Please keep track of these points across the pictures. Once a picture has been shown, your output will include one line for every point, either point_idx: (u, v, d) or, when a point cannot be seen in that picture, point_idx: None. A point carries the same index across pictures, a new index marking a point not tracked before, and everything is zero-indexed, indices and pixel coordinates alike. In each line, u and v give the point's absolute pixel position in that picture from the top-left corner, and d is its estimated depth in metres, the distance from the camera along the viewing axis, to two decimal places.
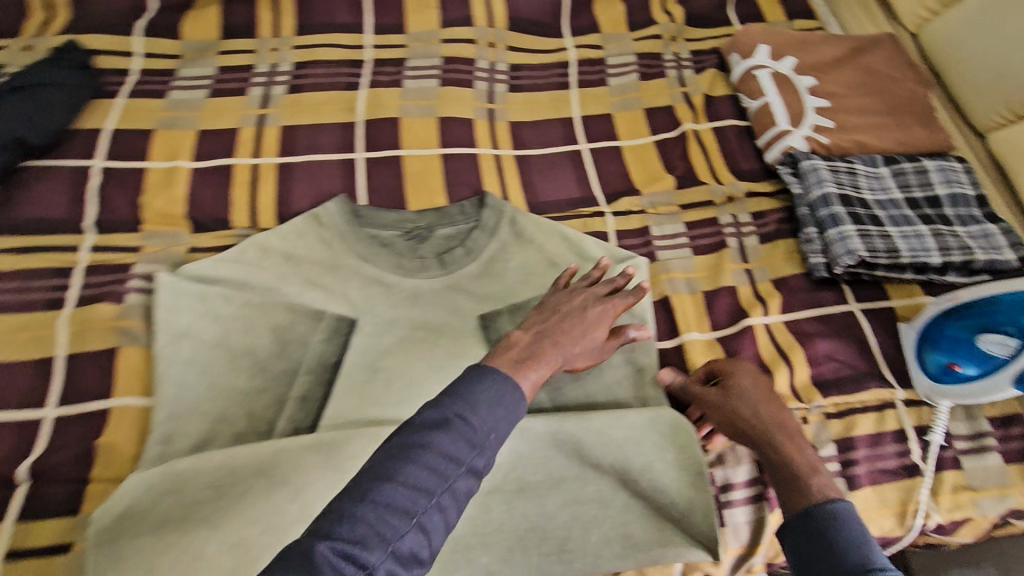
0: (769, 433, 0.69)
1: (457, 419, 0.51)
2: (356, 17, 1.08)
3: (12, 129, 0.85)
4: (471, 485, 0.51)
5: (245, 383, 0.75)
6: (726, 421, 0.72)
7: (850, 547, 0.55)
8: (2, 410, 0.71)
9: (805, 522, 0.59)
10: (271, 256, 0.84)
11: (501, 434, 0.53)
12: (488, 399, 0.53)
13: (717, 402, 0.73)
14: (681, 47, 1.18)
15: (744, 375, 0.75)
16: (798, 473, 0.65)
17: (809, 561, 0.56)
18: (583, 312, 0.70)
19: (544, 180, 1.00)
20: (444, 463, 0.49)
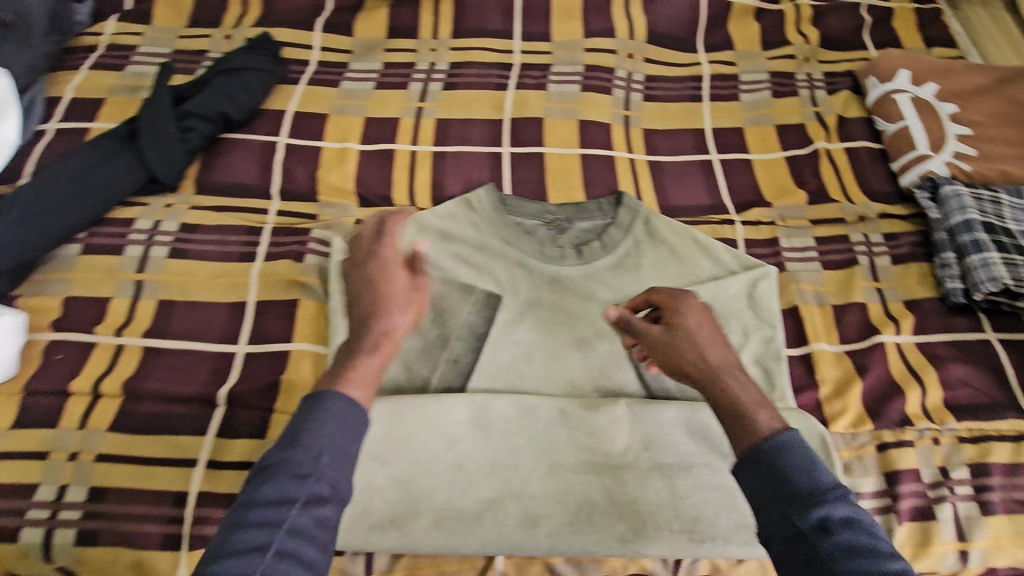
0: (718, 373, 0.62)
1: (279, 465, 0.52)
2: (506, 24, 1.17)
3: (218, 105, 0.97)
4: (323, 514, 0.51)
5: (406, 341, 0.83)
6: (664, 355, 0.65)
7: (806, 470, 0.52)
8: (202, 342, 0.81)
9: (758, 459, 0.54)
10: (428, 232, 0.93)
11: (330, 454, 0.53)
12: (311, 425, 0.54)
13: (662, 339, 0.65)
14: (814, 68, 1.20)
15: (686, 308, 0.67)
16: (745, 411, 0.58)
17: (767, 495, 0.52)
18: (361, 274, 0.67)
19: (676, 185, 1.04)
20: (266, 512, 0.50)
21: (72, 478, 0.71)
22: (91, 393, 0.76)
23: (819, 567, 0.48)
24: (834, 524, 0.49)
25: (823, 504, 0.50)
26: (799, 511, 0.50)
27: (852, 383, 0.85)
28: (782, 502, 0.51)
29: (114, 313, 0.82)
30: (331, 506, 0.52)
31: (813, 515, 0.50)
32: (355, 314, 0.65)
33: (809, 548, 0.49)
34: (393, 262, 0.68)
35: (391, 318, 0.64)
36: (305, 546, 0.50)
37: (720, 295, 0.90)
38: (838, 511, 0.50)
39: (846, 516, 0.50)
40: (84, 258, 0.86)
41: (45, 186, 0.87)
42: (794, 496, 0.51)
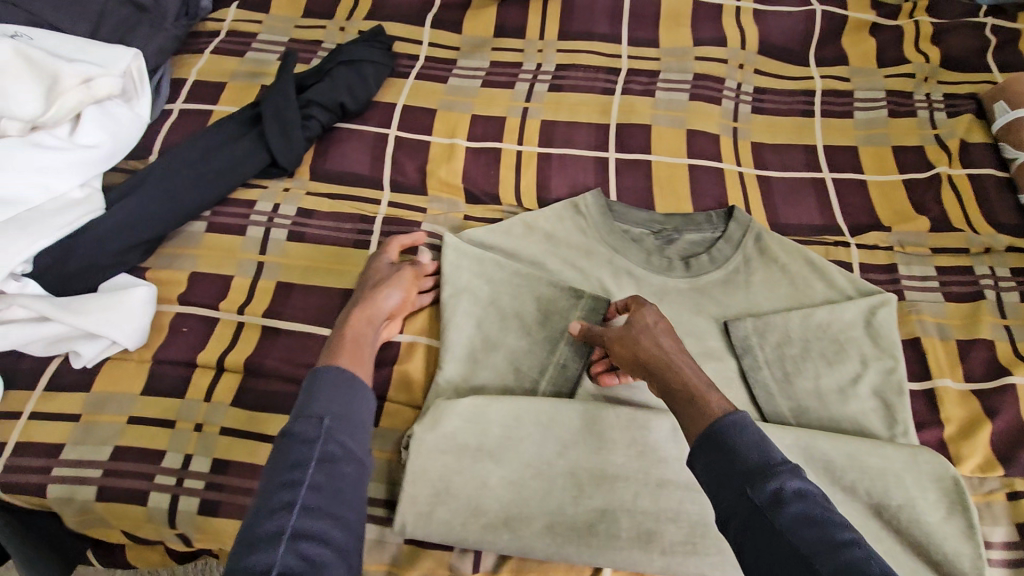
0: (671, 360, 0.64)
1: (293, 436, 0.56)
2: (614, 28, 1.15)
3: (337, 96, 0.99)
4: (341, 470, 0.55)
5: (514, 342, 0.82)
6: (620, 351, 0.70)
7: (758, 447, 0.52)
8: (318, 326, 0.83)
9: (709, 443, 0.54)
10: (534, 233, 0.92)
11: (335, 416, 0.57)
12: (314, 393, 0.58)
13: (619, 336, 0.70)
14: (934, 88, 1.13)
15: (649, 308, 0.72)
16: (696, 394, 0.59)
17: (720, 479, 0.52)
18: (369, 271, 0.82)
19: (786, 203, 1.01)
20: (288, 474, 0.53)
21: (196, 448, 0.74)
22: (216, 366, 0.79)
23: (777, 539, 0.48)
24: (789, 496, 0.49)
25: (775, 477, 0.50)
26: (756, 487, 0.50)
27: (980, 426, 0.82)
28: (738, 480, 0.51)
29: (236, 292, 0.85)
30: (347, 463, 0.55)
31: (768, 487, 0.50)
32: (352, 302, 0.77)
33: (771, 521, 0.48)
34: (384, 261, 0.83)
35: (371, 298, 0.76)
36: (328, 502, 0.53)
37: (836, 319, 0.87)
38: (791, 482, 0.50)
39: (799, 488, 0.50)
40: (209, 237, 0.90)
41: (176, 164, 0.91)
42: (749, 473, 0.51)
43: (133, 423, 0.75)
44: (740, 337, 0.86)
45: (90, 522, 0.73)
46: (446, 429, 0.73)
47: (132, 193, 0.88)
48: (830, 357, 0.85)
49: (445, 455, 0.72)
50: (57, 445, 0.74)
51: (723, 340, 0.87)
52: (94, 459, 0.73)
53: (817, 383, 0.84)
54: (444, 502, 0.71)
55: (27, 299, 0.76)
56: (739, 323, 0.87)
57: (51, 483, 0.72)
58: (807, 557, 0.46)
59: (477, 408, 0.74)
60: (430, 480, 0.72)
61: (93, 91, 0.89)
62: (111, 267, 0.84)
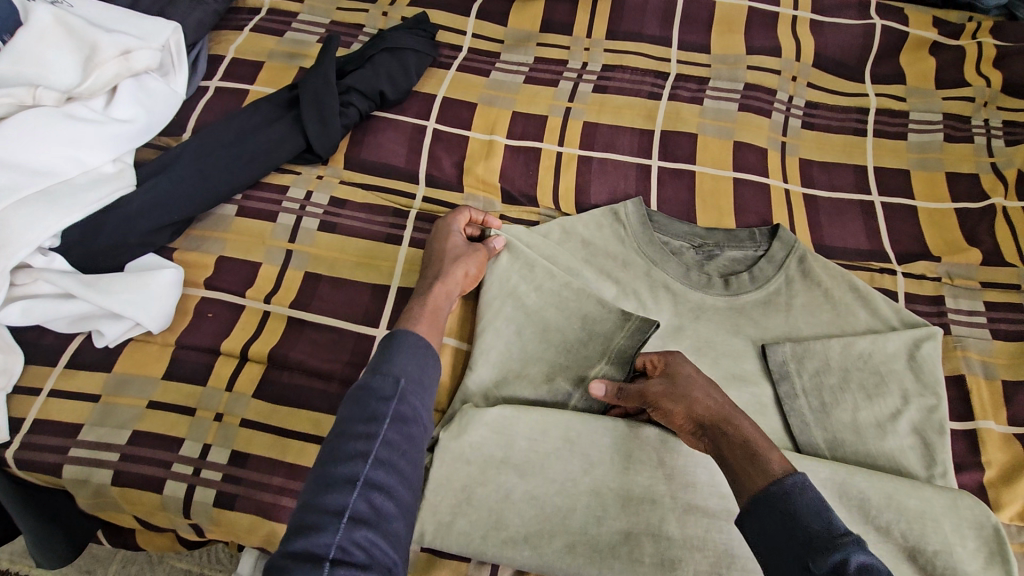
0: (728, 413, 0.64)
1: (371, 389, 0.59)
2: (664, 30, 1.11)
3: (378, 84, 0.97)
4: (411, 431, 0.58)
5: (543, 352, 0.80)
6: (671, 409, 0.67)
7: (820, 515, 0.51)
8: (346, 321, 0.81)
9: (763, 506, 0.53)
10: (571, 239, 0.90)
11: (410, 377, 0.60)
12: (392, 352, 0.61)
13: (668, 393, 0.68)
14: (993, 114, 1.08)
15: (683, 359, 0.71)
16: (757, 450, 0.59)
17: (779, 547, 0.50)
18: (441, 238, 0.83)
19: (831, 224, 0.97)
20: (364, 425, 0.56)
21: (216, 438, 0.72)
22: (240, 355, 0.77)
23: None
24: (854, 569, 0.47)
25: (837, 549, 0.48)
26: (818, 559, 0.48)
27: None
28: (797, 548, 0.49)
29: (263, 280, 0.83)
30: (415, 425, 0.59)
31: (830, 558, 0.48)
32: (429, 271, 0.79)
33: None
34: (456, 231, 0.84)
35: (447, 271, 0.78)
36: (397, 458, 0.57)
37: (878, 350, 0.83)
38: (856, 554, 0.48)
39: (863, 561, 0.48)
40: (239, 221, 0.88)
41: (211, 144, 0.89)
42: (809, 542, 0.49)
43: (153, 408, 0.74)
44: (778, 361, 0.82)
45: (104, 505, 0.72)
46: (471, 439, 0.71)
47: (166, 170, 0.86)
48: (870, 390, 0.81)
49: (470, 465, 0.70)
50: (76, 425, 0.73)
51: (758, 363, 0.83)
52: (112, 443, 0.71)
53: (855, 417, 0.80)
54: (464, 513, 0.69)
55: (53, 275, 0.75)
56: (776, 347, 0.83)
57: (68, 464, 0.71)
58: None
59: (505, 419, 0.72)
60: (452, 489, 0.70)
61: (130, 63, 0.87)
62: (138, 247, 0.82)
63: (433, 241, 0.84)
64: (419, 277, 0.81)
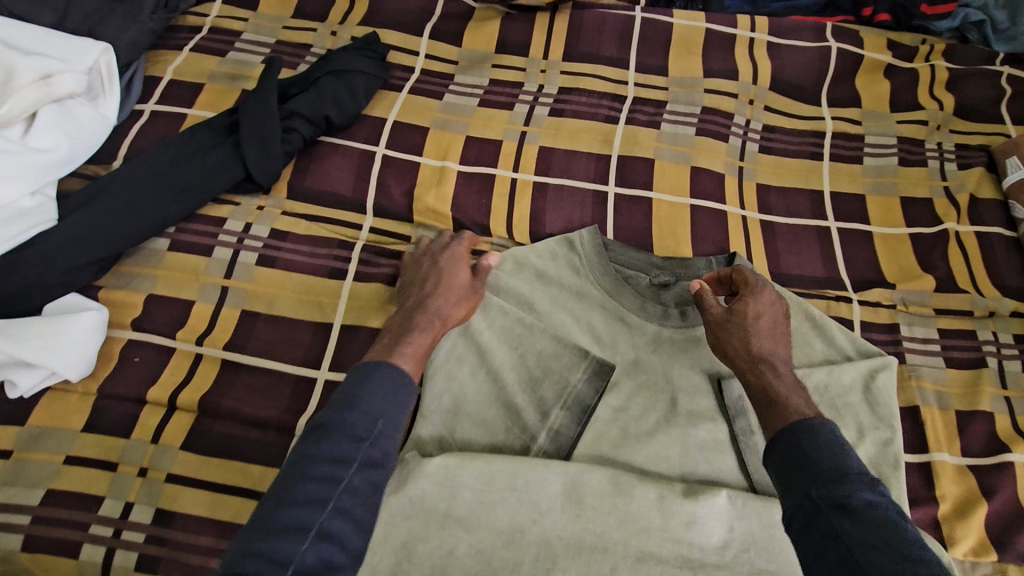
0: (759, 362, 0.72)
1: (345, 425, 0.59)
2: (621, 52, 1.10)
3: (324, 108, 0.93)
4: (376, 478, 0.58)
5: (491, 392, 0.77)
6: (716, 336, 0.76)
7: (833, 456, 0.58)
8: (285, 363, 0.76)
9: (787, 441, 0.62)
10: (523, 270, 0.87)
11: (387, 420, 0.61)
12: (369, 391, 0.61)
13: (722, 321, 0.76)
14: (945, 137, 1.10)
15: (756, 301, 0.77)
16: (777, 398, 0.68)
17: (793, 476, 0.59)
18: (446, 268, 0.80)
19: (789, 251, 0.96)
20: (328, 468, 0.56)
21: (139, 496, 0.67)
22: (167, 404, 0.72)
23: (832, 535, 0.53)
24: (854, 498, 0.54)
25: (841, 482, 0.56)
26: (823, 489, 0.56)
27: (975, 506, 0.77)
28: (806, 480, 0.57)
29: (196, 319, 0.78)
30: (380, 474, 0.59)
31: (834, 491, 0.55)
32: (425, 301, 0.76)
33: (830, 519, 0.54)
34: (460, 264, 0.81)
35: (447, 313, 0.76)
36: (357, 507, 0.57)
37: (835, 382, 0.82)
38: (859, 491, 0.55)
39: (865, 496, 0.55)
40: (172, 256, 0.83)
41: (141, 173, 0.84)
42: (818, 475, 0.57)
43: (71, 463, 0.68)
44: (734, 397, 0.78)
45: (14, 572, 0.67)
46: (411, 491, 0.67)
47: (88, 206, 0.80)
48: None
49: (409, 520, 0.66)
50: None
51: (715, 398, 0.79)
52: (24, 504, 0.66)
53: None
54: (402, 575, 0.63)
55: None
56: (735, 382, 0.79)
57: None
58: (856, 550, 0.51)
59: (448, 470, 0.68)
60: (390, 547, 0.64)
61: (50, 88, 0.82)
62: (59, 287, 0.77)
63: (438, 266, 0.80)
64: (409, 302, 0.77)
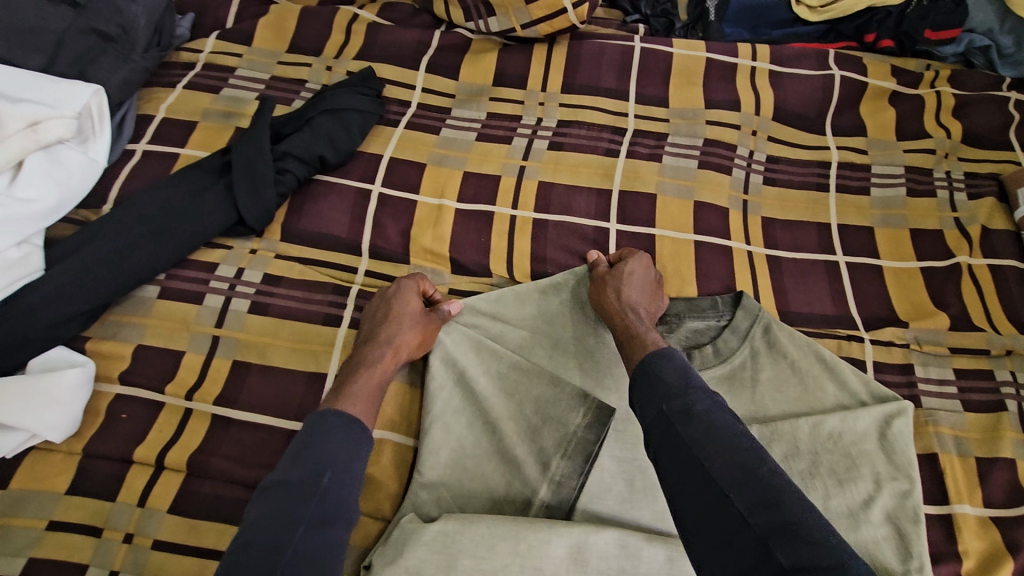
0: (625, 309, 0.78)
1: (293, 481, 0.57)
2: (621, 83, 1.08)
3: (318, 147, 0.91)
4: (331, 537, 0.55)
5: (490, 444, 0.74)
6: (594, 290, 0.82)
7: (679, 375, 0.65)
8: (277, 417, 0.73)
9: (640, 367, 0.68)
10: (523, 310, 0.84)
11: (335, 472, 0.58)
12: (315, 443, 0.60)
13: (600, 278, 0.82)
14: (954, 166, 1.07)
15: (637, 262, 0.83)
16: (635, 336, 0.74)
17: (647, 396, 0.65)
18: (398, 300, 0.79)
19: (797, 288, 0.93)
20: (275, 535, 0.53)
21: (124, 564, 0.64)
22: (155, 463, 0.70)
23: (680, 441, 0.60)
24: (697, 406, 0.61)
25: (686, 395, 0.63)
26: (670, 403, 0.63)
27: (1002, 563, 0.73)
28: (657, 397, 0.64)
29: (186, 371, 0.76)
30: (336, 531, 0.56)
31: (678, 402, 0.62)
32: (375, 336, 0.75)
33: (679, 426, 0.61)
34: (412, 295, 0.80)
35: (399, 341, 0.75)
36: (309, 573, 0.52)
37: (849, 428, 0.79)
38: (701, 398, 0.62)
39: (705, 402, 0.62)
40: (161, 304, 0.80)
41: (131, 219, 0.82)
42: (666, 393, 0.64)
43: (53, 529, 0.65)
44: None
45: None
46: (409, 561, 0.63)
47: (78, 254, 0.78)
48: (841, 475, 0.76)
49: None
50: None
51: None
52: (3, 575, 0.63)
53: (825, 505, 0.75)
54: None
55: None
56: None
57: None
58: (701, 452, 0.58)
59: (447, 536, 0.64)
60: None
61: (38, 135, 0.80)
62: (44, 340, 0.74)
63: (391, 298, 0.79)
64: (361, 338, 0.77)
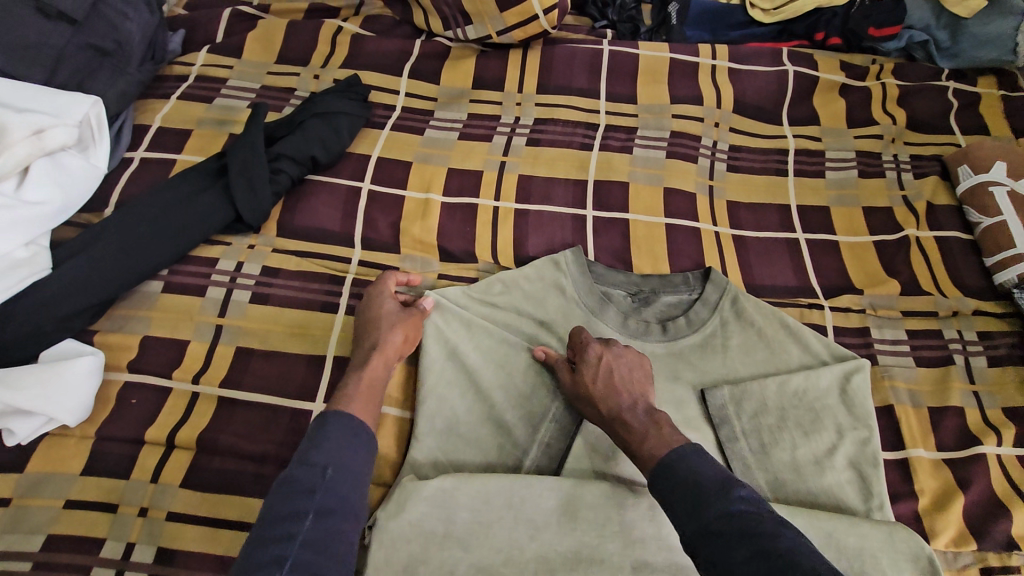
0: (616, 421, 0.73)
1: (296, 479, 0.59)
2: (592, 83, 1.16)
3: (310, 149, 0.97)
4: (335, 525, 0.58)
5: (483, 413, 0.80)
6: (579, 406, 0.78)
7: (688, 483, 0.62)
8: (281, 397, 0.78)
9: (663, 476, 0.65)
10: (510, 292, 0.89)
11: (337, 467, 0.61)
12: (316, 441, 0.62)
13: (572, 397, 0.77)
14: (900, 149, 1.17)
15: (591, 362, 0.77)
16: (638, 452, 0.69)
17: (675, 502, 0.62)
18: (376, 304, 0.82)
19: (761, 264, 1.01)
20: (285, 526, 0.56)
21: (140, 536, 0.68)
22: (166, 443, 0.74)
23: (722, 547, 0.57)
24: (716, 518, 0.58)
25: (705, 507, 0.60)
26: (691, 523, 0.60)
27: (953, 499, 0.80)
28: (689, 503, 0.61)
29: (191, 358, 0.80)
30: (341, 519, 0.59)
31: (712, 506, 0.59)
32: (362, 340, 0.78)
33: (705, 546, 0.58)
34: (387, 297, 0.83)
35: (383, 339, 0.77)
36: (318, 561, 0.55)
37: (814, 385, 0.86)
38: (716, 507, 0.59)
39: (724, 511, 0.59)
40: (165, 297, 0.85)
41: (134, 219, 0.86)
42: (697, 496, 0.61)
43: (71, 507, 0.69)
44: (717, 405, 0.83)
45: None
46: (411, 515, 0.68)
47: (85, 254, 0.82)
48: (806, 427, 0.83)
49: (410, 543, 0.67)
50: None
51: (698, 407, 0.84)
52: (23, 551, 0.66)
53: (794, 455, 0.81)
54: None
55: None
56: (716, 391, 0.85)
57: None
58: (733, 572, 0.55)
59: (445, 492, 0.70)
60: (393, 569, 0.66)
61: (43, 142, 0.84)
62: (54, 333, 0.78)
63: (370, 304, 0.82)
64: (353, 345, 0.80)
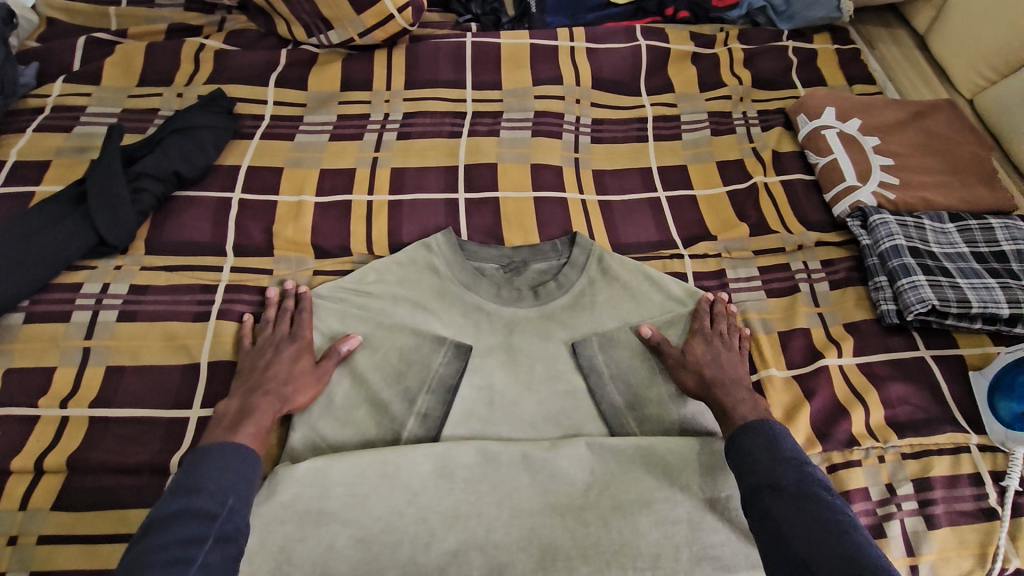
0: (720, 390, 0.82)
1: (195, 506, 0.60)
2: (458, 74, 1.21)
3: (171, 164, 0.97)
4: (231, 551, 0.60)
5: (362, 395, 0.83)
6: (679, 374, 0.86)
7: (768, 448, 0.70)
8: (155, 408, 0.79)
9: (739, 440, 0.73)
10: (385, 280, 0.92)
11: (237, 496, 0.63)
12: (216, 468, 0.64)
13: (680, 363, 0.86)
14: (748, 107, 1.27)
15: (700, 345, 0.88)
16: (736, 415, 0.79)
17: (744, 462, 0.70)
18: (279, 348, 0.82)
19: (626, 224, 1.08)
20: (179, 549, 0.56)
21: (12, 564, 0.68)
22: (34, 469, 0.74)
23: (775, 502, 0.64)
24: (785, 479, 0.65)
25: (773, 470, 0.67)
26: (756, 476, 0.67)
27: (800, 409, 0.89)
28: (756, 466, 0.69)
29: (59, 384, 0.80)
30: (236, 545, 0.60)
31: (775, 473, 0.66)
32: (256, 373, 0.79)
33: (760, 502, 0.66)
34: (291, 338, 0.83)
35: (278, 378, 0.78)
36: None
37: (681, 327, 0.92)
38: (785, 471, 0.66)
39: (797, 476, 0.65)
40: (28, 327, 0.84)
41: None
42: (764, 464, 0.68)
43: None
44: (587, 357, 0.88)
45: None
46: (282, 499, 0.71)
47: None
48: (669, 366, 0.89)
49: (285, 524, 0.70)
50: None
51: (570, 361, 0.88)
52: None
53: (659, 393, 0.87)
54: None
55: None
56: (585, 343, 0.89)
57: None
58: (780, 520, 0.63)
59: (317, 471, 0.72)
60: (268, 553, 0.68)
61: None
62: None
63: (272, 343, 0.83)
64: (247, 374, 0.80)
